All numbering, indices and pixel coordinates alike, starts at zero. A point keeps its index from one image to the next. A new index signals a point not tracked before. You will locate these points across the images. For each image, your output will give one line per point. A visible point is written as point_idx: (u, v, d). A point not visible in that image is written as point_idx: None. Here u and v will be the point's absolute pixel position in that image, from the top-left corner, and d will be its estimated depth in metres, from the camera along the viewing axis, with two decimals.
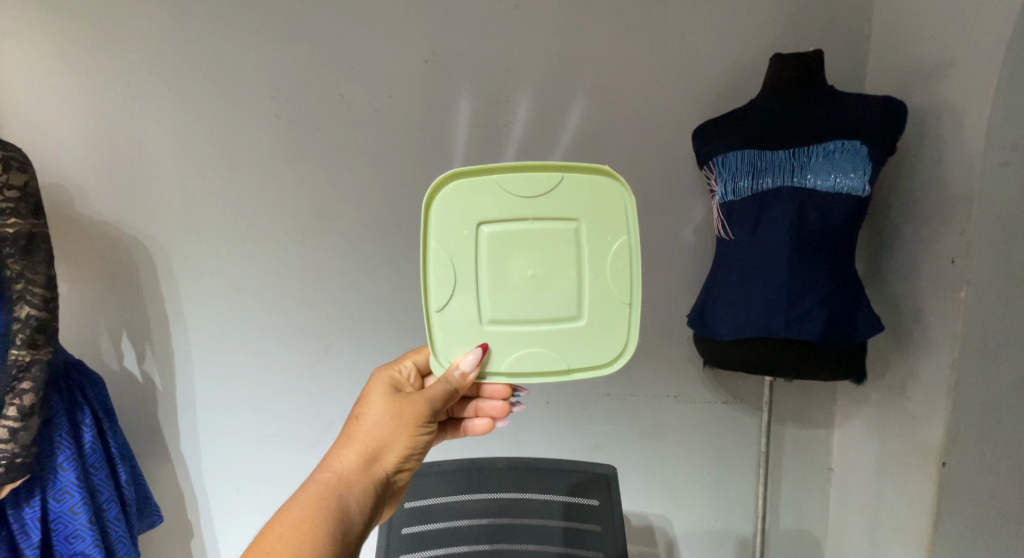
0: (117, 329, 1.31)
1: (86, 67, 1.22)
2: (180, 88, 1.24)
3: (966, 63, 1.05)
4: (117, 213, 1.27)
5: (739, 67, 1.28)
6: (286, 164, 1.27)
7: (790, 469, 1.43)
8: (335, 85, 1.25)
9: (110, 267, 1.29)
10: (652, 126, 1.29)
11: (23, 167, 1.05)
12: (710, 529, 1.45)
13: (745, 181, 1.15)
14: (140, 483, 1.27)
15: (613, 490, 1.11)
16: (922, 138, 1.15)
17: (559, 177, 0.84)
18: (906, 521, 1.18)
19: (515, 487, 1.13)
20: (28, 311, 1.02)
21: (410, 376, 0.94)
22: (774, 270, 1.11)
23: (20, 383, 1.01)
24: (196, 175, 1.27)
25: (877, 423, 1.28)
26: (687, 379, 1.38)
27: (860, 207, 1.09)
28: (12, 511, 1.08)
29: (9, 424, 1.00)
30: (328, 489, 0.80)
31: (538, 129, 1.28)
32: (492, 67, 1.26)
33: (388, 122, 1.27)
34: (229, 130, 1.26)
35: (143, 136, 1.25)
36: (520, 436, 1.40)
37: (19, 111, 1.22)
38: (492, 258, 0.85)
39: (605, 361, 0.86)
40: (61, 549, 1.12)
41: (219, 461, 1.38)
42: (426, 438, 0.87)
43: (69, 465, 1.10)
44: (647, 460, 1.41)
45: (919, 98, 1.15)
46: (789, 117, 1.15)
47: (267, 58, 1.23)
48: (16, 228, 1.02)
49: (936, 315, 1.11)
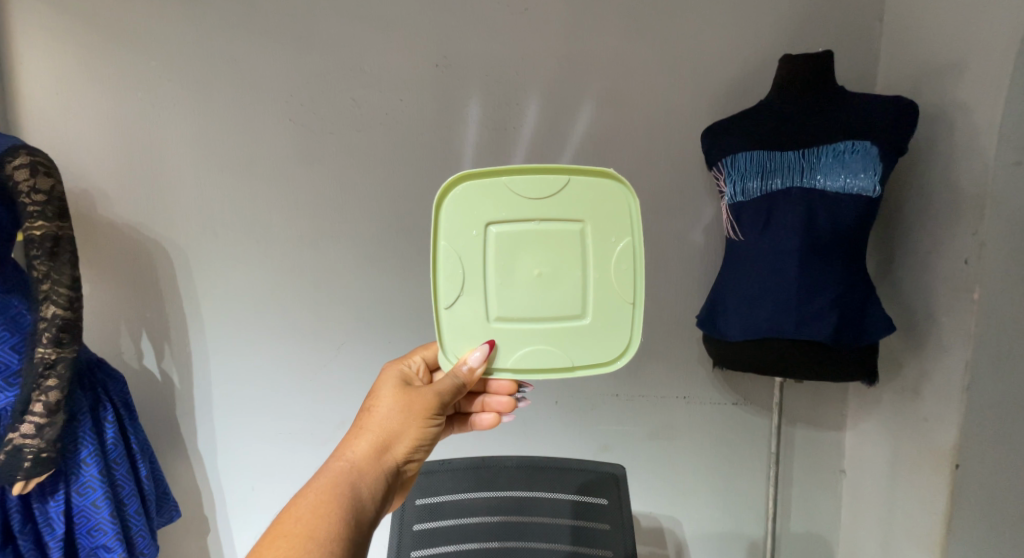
0: (137, 329, 1.35)
1: (108, 72, 1.26)
2: (197, 93, 1.27)
3: (979, 61, 1.05)
4: (137, 216, 1.31)
5: (748, 67, 1.28)
6: (300, 167, 1.30)
7: (801, 470, 1.43)
8: (347, 89, 1.28)
9: (131, 268, 1.32)
10: (661, 127, 1.30)
11: (49, 171, 1.08)
12: (720, 530, 1.45)
13: (754, 182, 1.16)
14: (160, 479, 1.30)
15: (621, 488, 1.13)
16: (934, 137, 1.14)
17: (565, 179, 0.85)
18: (920, 524, 1.17)
19: (524, 486, 1.14)
20: (53, 310, 1.06)
21: (419, 370, 0.96)
22: (783, 270, 1.11)
23: (46, 380, 1.05)
24: (212, 178, 1.30)
25: (890, 426, 1.27)
26: (697, 380, 1.38)
27: (871, 207, 1.09)
28: (38, 504, 1.11)
29: (35, 420, 1.04)
30: (341, 476, 0.81)
31: (547, 130, 1.29)
32: (501, 72, 1.27)
33: (399, 125, 1.29)
34: (245, 134, 1.29)
35: (161, 140, 1.29)
36: (529, 435, 1.41)
37: (40, 116, 1.27)
38: (499, 257, 0.86)
39: (609, 358, 0.88)
40: (85, 542, 1.15)
41: (235, 458, 1.41)
42: (435, 430, 0.89)
43: (92, 460, 1.13)
44: (656, 461, 1.42)
45: (930, 97, 1.15)
46: (799, 118, 1.15)
47: (282, 62, 1.26)
48: (42, 231, 1.06)
49: (949, 316, 1.11)
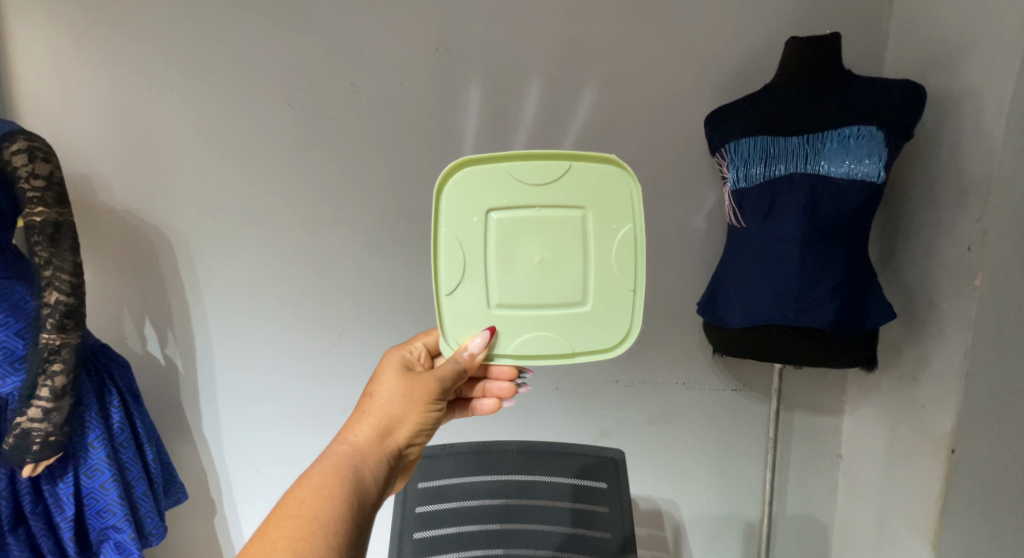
0: (140, 315, 1.35)
1: (103, 56, 1.24)
2: (195, 77, 1.26)
3: (988, 45, 1.03)
4: (137, 202, 1.31)
5: (754, 51, 1.26)
6: (300, 153, 1.29)
7: (798, 455, 1.44)
8: (347, 74, 1.26)
9: (132, 254, 1.33)
10: (664, 113, 1.28)
11: (47, 157, 1.07)
12: (717, 513, 1.47)
13: (757, 167, 1.15)
14: (166, 462, 1.32)
15: (621, 474, 1.14)
16: (940, 123, 1.13)
17: (567, 165, 0.85)
18: (915, 507, 1.19)
19: (525, 470, 1.16)
20: (56, 296, 1.06)
21: (420, 356, 0.97)
22: (785, 257, 1.11)
23: (51, 365, 1.06)
24: (212, 164, 1.29)
25: (888, 412, 1.28)
26: (697, 366, 1.39)
27: (874, 193, 1.08)
28: (47, 486, 1.13)
29: (42, 404, 1.05)
30: (344, 459, 0.81)
31: (548, 116, 1.28)
32: (502, 56, 1.26)
33: (399, 110, 1.27)
34: (244, 120, 1.28)
35: (158, 125, 1.28)
36: (530, 420, 1.42)
37: (36, 100, 1.26)
38: (500, 243, 0.86)
39: (609, 345, 0.88)
40: (94, 523, 1.17)
41: (239, 441, 1.43)
42: (437, 415, 0.90)
43: (99, 443, 1.15)
44: (654, 446, 1.43)
45: (938, 81, 1.13)
46: (803, 103, 1.13)
47: (280, 46, 1.25)
48: (43, 217, 1.06)
49: (949, 303, 1.11)
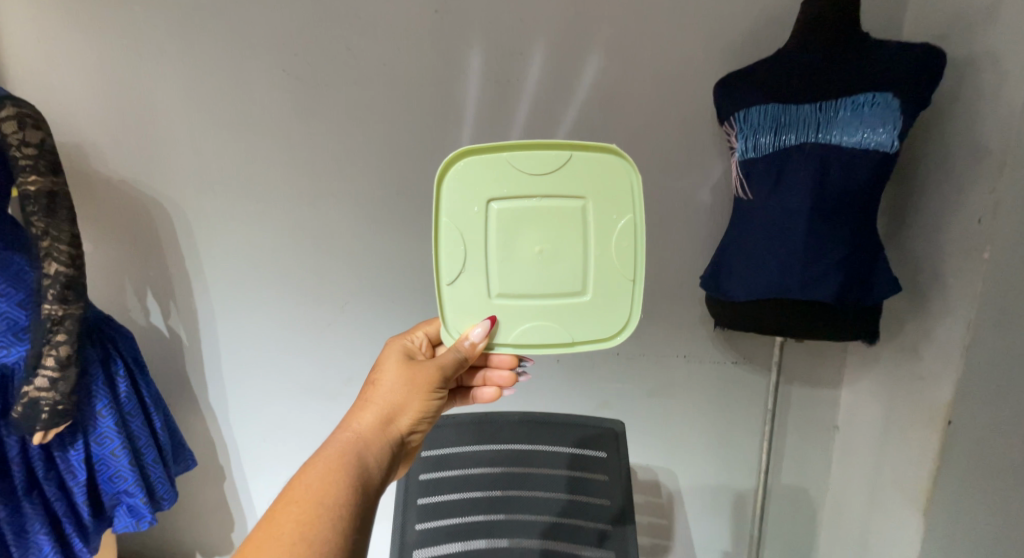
0: (142, 287, 1.36)
1: (89, 18, 1.19)
2: (185, 41, 1.21)
3: (1015, 7, 0.98)
4: (132, 172, 1.28)
5: (768, 13, 1.20)
6: (295, 121, 1.26)
7: (795, 425, 1.46)
8: (342, 38, 1.21)
9: (130, 225, 1.31)
10: (672, 80, 1.24)
11: (37, 124, 1.05)
12: (713, 480, 1.51)
13: (766, 137, 1.12)
14: (174, 430, 1.35)
15: (619, 444, 1.17)
16: (959, 90, 1.08)
17: (567, 155, 0.83)
18: (908, 476, 1.21)
19: (526, 440, 1.19)
20: (56, 267, 1.06)
21: (421, 345, 0.97)
22: (791, 230, 1.09)
23: (56, 335, 1.06)
24: (206, 132, 1.26)
25: (887, 384, 1.28)
26: (698, 338, 1.39)
27: (887, 164, 1.05)
28: (59, 453, 1.16)
29: (48, 373, 1.06)
30: (348, 446, 0.82)
31: (551, 84, 1.23)
32: (504, 19, 1.20)
33: (396, 76, 1.23)
34: (237, 86, 1.23)
35: (150, 93, 1.24)
36: (531, 390, 1.44)
37: (25, 68, 1.22)
38: (500, 234, 0.84)
39: (609, 335, 0.87)
40: (107, 488, 1.21)
41: (245, 408, 1.45)
42: (438, 403, 0.90)
43: (107, 412, 1.17)
44: (653, 415, 1.45)
45: (960, 46, 1.08)
46: (817, 69, 1.09)
47: (272, 8, 1.19)
48: (37, 185, 1.04)
49: (956, 276, 1.09)
